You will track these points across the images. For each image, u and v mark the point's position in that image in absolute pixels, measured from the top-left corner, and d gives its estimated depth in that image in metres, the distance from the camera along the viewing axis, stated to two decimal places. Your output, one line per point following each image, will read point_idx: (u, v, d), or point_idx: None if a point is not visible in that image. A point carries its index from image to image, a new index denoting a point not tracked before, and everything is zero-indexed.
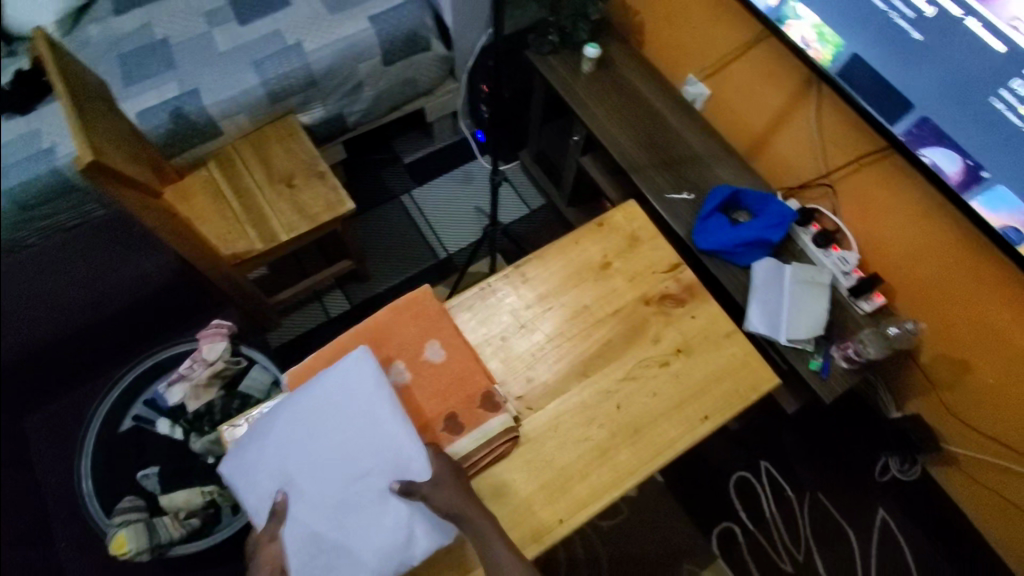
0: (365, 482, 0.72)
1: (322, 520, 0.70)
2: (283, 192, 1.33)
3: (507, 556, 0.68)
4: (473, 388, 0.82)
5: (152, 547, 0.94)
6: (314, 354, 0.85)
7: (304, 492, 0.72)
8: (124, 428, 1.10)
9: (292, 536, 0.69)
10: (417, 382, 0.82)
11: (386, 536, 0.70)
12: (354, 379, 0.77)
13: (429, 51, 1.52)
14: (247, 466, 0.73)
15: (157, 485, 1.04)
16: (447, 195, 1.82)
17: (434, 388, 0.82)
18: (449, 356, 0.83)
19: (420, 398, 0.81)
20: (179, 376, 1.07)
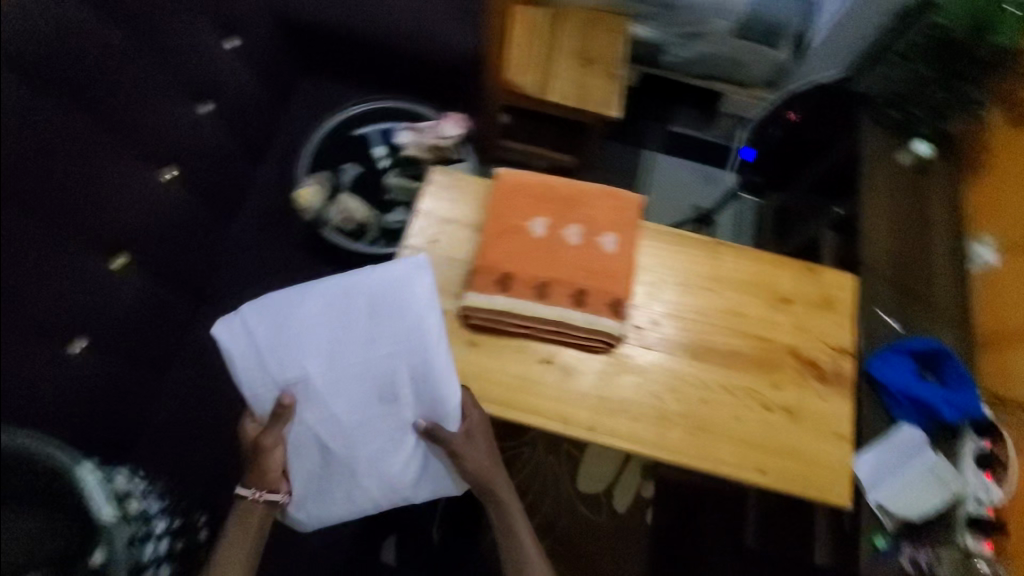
0: (387, 411, 0.80)
1: (337, 437, 0.80)
2: (579, 66, 1.42)
3: (527, 544, 0.85)
4: (612, 290, 0.87)
5: (316, 213, 1.19)
6: (528, 173, 0.94)
7: (319, 400, 0.78)
8: (358, 132, 1.30)
9: (308, 436, 0.79)
10: (578, 251, 0.90)
11: (397, 471, 0.83)
12: (410, 301, 0.77)
13: (774, 51, 1.55)
14: (266, 357, 0.76)
15: (348, 181, 1.26)
16: (679, 178, 1.85)
17: (587, 265, 0.89)
18: (616, 254, 0.90)
19: (572, 262, 0.88)
20: (413, 127, 1.27)
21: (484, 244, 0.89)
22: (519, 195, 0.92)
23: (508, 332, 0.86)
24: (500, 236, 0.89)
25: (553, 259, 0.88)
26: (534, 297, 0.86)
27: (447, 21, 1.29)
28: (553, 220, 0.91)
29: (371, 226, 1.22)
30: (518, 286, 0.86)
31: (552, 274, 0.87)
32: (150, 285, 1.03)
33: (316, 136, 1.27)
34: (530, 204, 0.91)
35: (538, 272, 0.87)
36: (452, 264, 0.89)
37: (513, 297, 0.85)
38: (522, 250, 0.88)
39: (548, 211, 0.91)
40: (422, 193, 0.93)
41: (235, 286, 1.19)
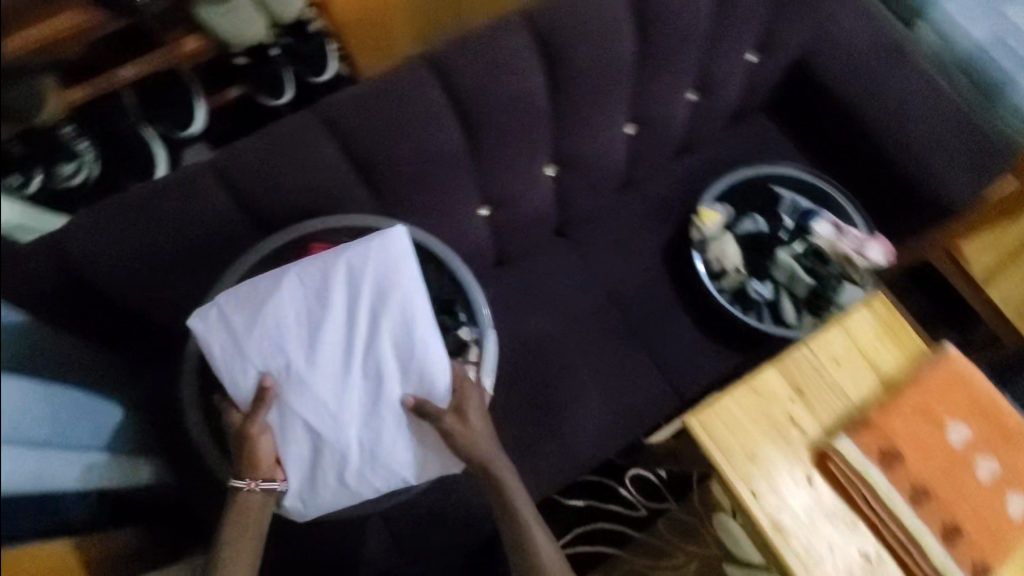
0: (380, 389, 0.80)
1: (319, 416, 0.78)
2: None
3: (550, 552, 0.82)
4: (993, 555, 0.75)
5: (701, 239, 1.16)
6: (977, 374, 0.82)
7: (306, 378, 0.77)
8: (781, 193, 1.24)
9: (295, 425, 0.77)
10: (976, 487, 0.78)
11: (395, 453, 0.81)
12: (392, 276, 0.81)
13: None
14: (237, 341, 0.76)
15: (743, 230, 1.19)
16: None
17: (982, 509, 0.77)
18: (1018, 524, 0.77)
19: (965, 492, 0.77)
20: (838, 226, 1.15)
21: (893, 406, 0.79)
22: (958, 390, 0.81)
23: (853, 502, 0.77)
24: (914, 412, 0.79)
25: (948, 475, 0.78)
26: (907, 495, 0.76)
27: (941, 158, 1.17)
28: (973, 439, 0.79)
29: (734, 281, 1.17)
30: (899, 473, 0.77)
31: (936, 487, 0.77)
32: (548, 205, 1.13)
33: (747, 172, 1.24)
34: (962, 407, 0.80)
35: (925, 475, 0.77)
36: (844, 399, 0.81)
37: (888, 480, 0.76)
38: (925, 441, 0.78)
39: (973, 426, 0.80)
40: (858, 313, 0.86)
41: (591, 240, 1.25)
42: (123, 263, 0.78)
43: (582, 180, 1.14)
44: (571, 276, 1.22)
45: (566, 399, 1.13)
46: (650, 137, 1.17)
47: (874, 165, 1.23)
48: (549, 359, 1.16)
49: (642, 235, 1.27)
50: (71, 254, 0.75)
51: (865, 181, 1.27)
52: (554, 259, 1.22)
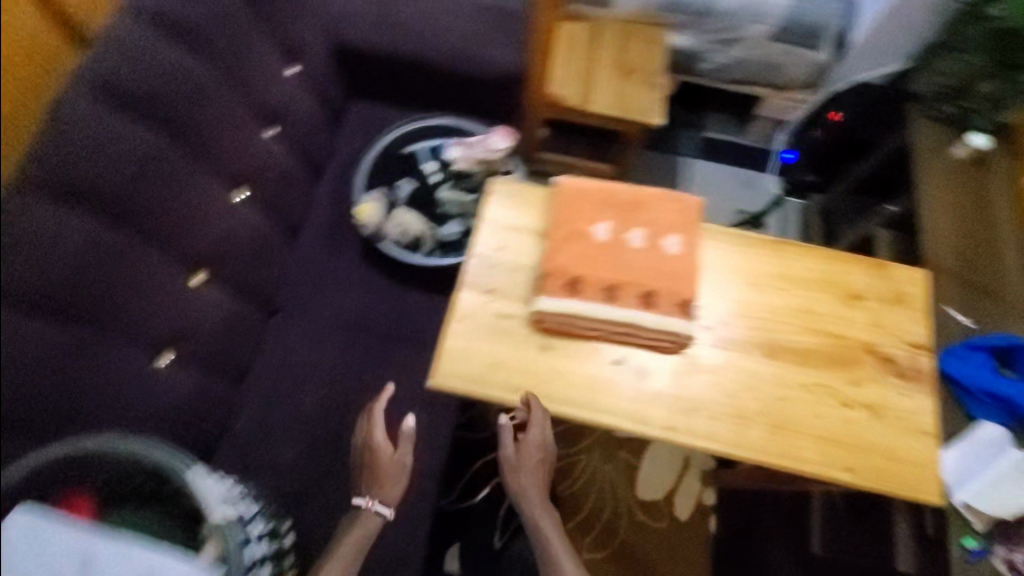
0: None
1: None
2: (617, 78, 1.48)
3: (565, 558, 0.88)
4: (684, 290, 0.88)
5: (375, 227, 1.23)
6: (590, 179, 0.96)
7: None
8: (408, 151, 1.35)
9: None
10: (640, 254, 0.90)
11: None
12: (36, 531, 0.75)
13: (811, 52, 1.52)
14: None
15: (404, 197, 1.29)
16: (717, 182, 1.87)
17: (655, 266, 0.89)
18: (683, 255, 0.90)
19: (636, 263, 0.90)
20: (463, 142, 1.30)
21: (551, 247, 0.90)
22: (585, 202, 0.93)
23: (576, 334, 0.87)
24: (566, 238, 0.91)
25: (620, 261, 0.90)
26: (605, 298, 0.87)
27: (486, 40, 1.33)
28: (616, 225, 0.92)
29: (424, 237, 1.26)
30: (588, 288, 0.88)
31: (616, 276, 0.89)
32: (229, 297, 1.13)
33: (372, 154, 1.33)
34: (596, 209, 0.93)
35: (603, 274, 0.89)
36: (522, 269, 0.91)
37: (584, 300, 0.87)
38: (587, 252, 0.90)
39: (611, 216, 0.93)
40: (491, 201, 0.96)
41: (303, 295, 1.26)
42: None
43: (240, 263, 1.14)
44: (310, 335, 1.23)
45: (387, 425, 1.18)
46: (269, 186, 1.19)
47: (453, 80, 1.39)
48: (349, 409, 1.20)
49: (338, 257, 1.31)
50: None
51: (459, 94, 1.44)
52: (291, 336, 1.25)
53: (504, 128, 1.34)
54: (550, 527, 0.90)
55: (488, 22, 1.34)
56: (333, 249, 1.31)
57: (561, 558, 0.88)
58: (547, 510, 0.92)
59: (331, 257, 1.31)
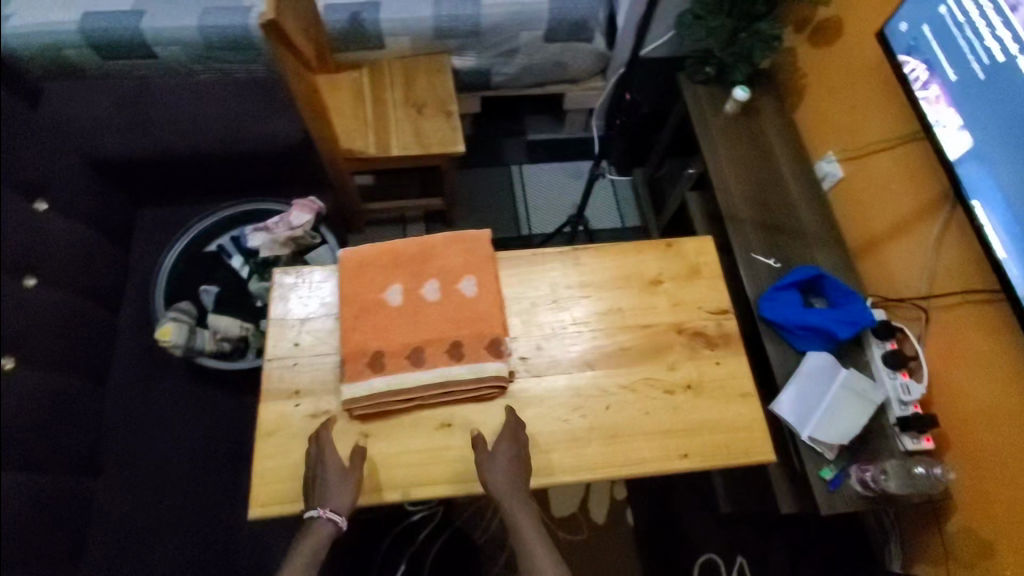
0: None
1: None
2: (411, 115, 1.45)
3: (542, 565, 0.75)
4: (487, 330, 0.86)
5: (186, 348, 1.08)
6: (371, 244, 0.92)
7: None
8: (208, 250, 1.24)
9: None
10: (439, 307, 0.87)
11: None
12: None
13: (589, 44, 1.58)
14: None
15: (211, 303, 1.18)
16: (553, 182, 1.88)
17: (455, 315, 0.87)
18: (479, 296, 0.88)
19: (436, 318, 0.87)
20: (264, 227, 1.20)
21: (345, 328, 0.85)
22: (371, 270, 0.89)
23: (396, 411, 0.82)
24: (360, 314, 0.86)
25: (420, 320, 0.86)
26: (412, 365, 0.83)
27: (251, 114, 1.36)
28: (408, 286, 0.89)
29: (249, 339, 1.16)
30: (392, 360, 0.83)
31: (419, 338, 0.85)
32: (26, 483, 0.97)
33: (166, 265, 1.20)
34: (382, 273, 0.89)
35: (406, 339, 0.85)
36: (324, 360, 0.85)
37: (390, 374, 0.82)
38: (384, 322, 0.86)
39: (401, 276, 0.89)
40: (276, 297, 0.89)
41: (127, 444, 1.10)
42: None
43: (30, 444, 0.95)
44: (145, 486, 1.07)
45: (258, 549, 1.06)
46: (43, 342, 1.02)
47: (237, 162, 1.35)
48: (216, 546, 1.05)
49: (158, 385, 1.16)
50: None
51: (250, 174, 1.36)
52: (122, 492, 1.06)
53: (309, 201, 1.23)
54: (527, 524, 0.77)
55: (252, 98, 1.38)
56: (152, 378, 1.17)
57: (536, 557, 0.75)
58: (524, 504, 0.77)
59: (150, 389, 1.16)
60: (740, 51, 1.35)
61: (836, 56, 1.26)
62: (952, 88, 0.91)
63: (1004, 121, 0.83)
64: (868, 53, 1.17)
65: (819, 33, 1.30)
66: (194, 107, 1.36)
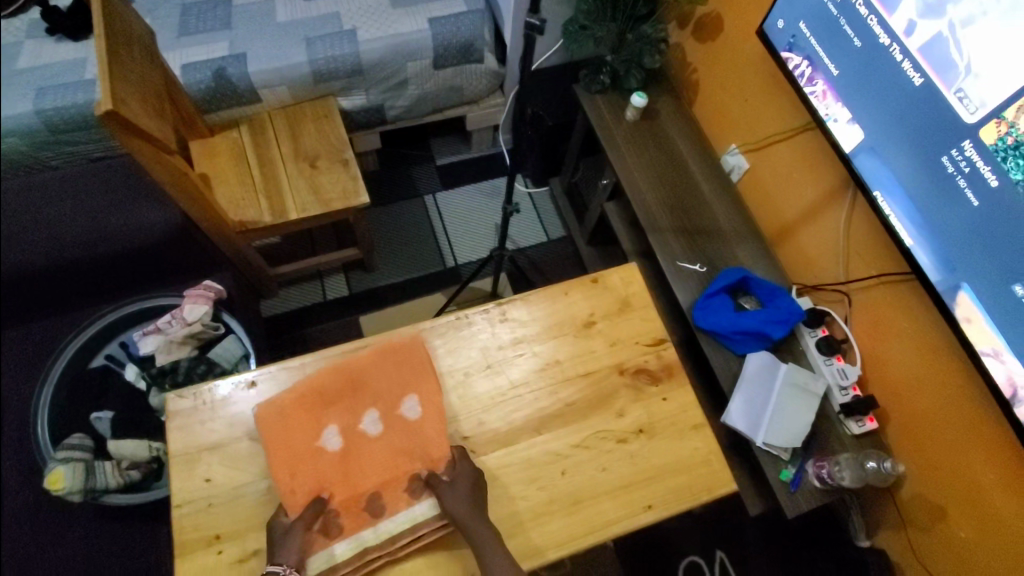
0: None
1: None
2: (304, 170, 1.34)
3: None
4: (438, 453, 0.79)
5: (85, 490, 0.96)
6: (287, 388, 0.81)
7: None
8: (94, 366, 1.12)
9: None
10: (385, 438, 0.80)
11: None
12: None
13: (481, 64, 1.51)
14: None
15: (108, 430, 1.05)
16: (470, 204, 1.82)
17: (402, 445, 0.80)
18: (424, 415, 0.81)
19: (384, 454, 0.79)
20: (155, 328, 1.07)
21: (285, 499, 0.74)
22: (297, 419, 0.79)
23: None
24: (295, 470, 0.76)
25: (368, 463, 0.79)
26: (371, 517, 0.76)
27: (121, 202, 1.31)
28: (345, 425, 0.80)
29: (163, 458, 1.05)
30: (350, 515, 0.76)
31: (372, 482, 0.78)
32: None
33: (44, 397, 1.05)
34: (309, 420, 0.79)
35: (358, 487, 0.77)
36: (246, 490, 0.77)
37: (352, 534, 0.75)
38: (329, 472, 0.77)
39: (332, 415, 0.81)
40: (174, 427, 0.79)
41: None
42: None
43: None
44: None
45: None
46: None
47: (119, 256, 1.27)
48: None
49: None
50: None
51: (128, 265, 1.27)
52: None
53: (207, 286, 1.12)
54: (487, 539, 0.71)
55: (121, 185, 1.33)
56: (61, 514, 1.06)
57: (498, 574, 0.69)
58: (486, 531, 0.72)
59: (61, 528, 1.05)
60: (630, 56, 1.33)
61: (722, 48, 1.26)
62: (837, 81, 0.91)
63: (890, 111, 0.83)
64: (750, 46, 1.18)
65: (702, 28, 1.30)
66: (61, 204, 1.30)
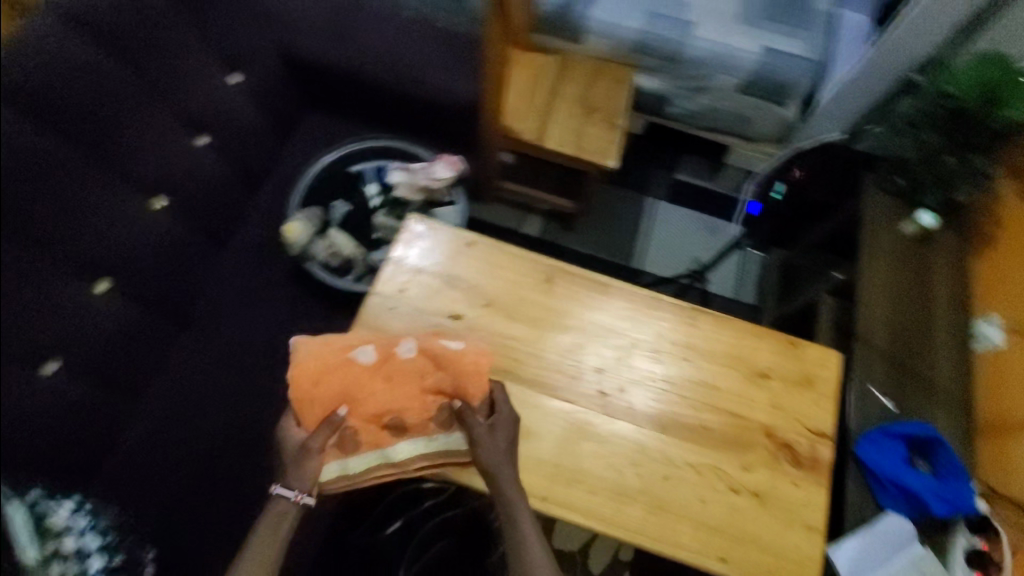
0: None
1: None
2: (580, 116, 1.44)
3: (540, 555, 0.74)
4: (473, 389, 0.80)
5: (300, 248, 1.19)
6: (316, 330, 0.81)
7: None
8: (351, 170, 1.31)
9: None
10: (419, 373, 0.82)
11: None
12: None
13: (781, 108, 1.51)
14: None
15: (337, 218, 1.27)
16: (683, 227, 1.82)
17: (438, 371, 0.81)
18: (464, 349, 0.81)
19: (413, 380, 0.81)
20: (406, 167, 1.27)
21: (305, 417, 0.78)
22: (332, 344, 0.80)
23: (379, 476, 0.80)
24: (321, 380, 0.78)
25: (397, 388, 0.81)
26: (391, 436, 0.80)
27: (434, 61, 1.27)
28: (384, 350, 0.82)
29: (358, 262, 1.24)
30: (369, 434, 0.80)
31: (398, 404, 0.80)
32: (133, 310, 1.06)
33: (310, 173, 1.27)
34: (343, 342, 0.81)
35: (382, 408, 0.80)
36: (421, 312, 0.89)
37: (373, 447, 0.80)
38: (354, 387, 0.79)
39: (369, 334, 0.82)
40: (401, 238, 0.93)
41: (218, 312, 1.21)
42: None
43: (151, 275, 1.07)
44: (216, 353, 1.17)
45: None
46: (189, 192, 1.13)
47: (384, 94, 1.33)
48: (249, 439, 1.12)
49: (258, 272, 1.25)
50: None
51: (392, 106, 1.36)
52: (192, 352, 1.17)
53: (455, 158, 1.29)
54: (517, 505, 0.75)
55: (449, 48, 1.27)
56: (259, 265, 1.26)
57: (530, 546, 0.75)
58: (519, 496, 0.76)
59: (254, 270, 1.25)
60: None
61: None
62: None
63: None
64: None
65: None
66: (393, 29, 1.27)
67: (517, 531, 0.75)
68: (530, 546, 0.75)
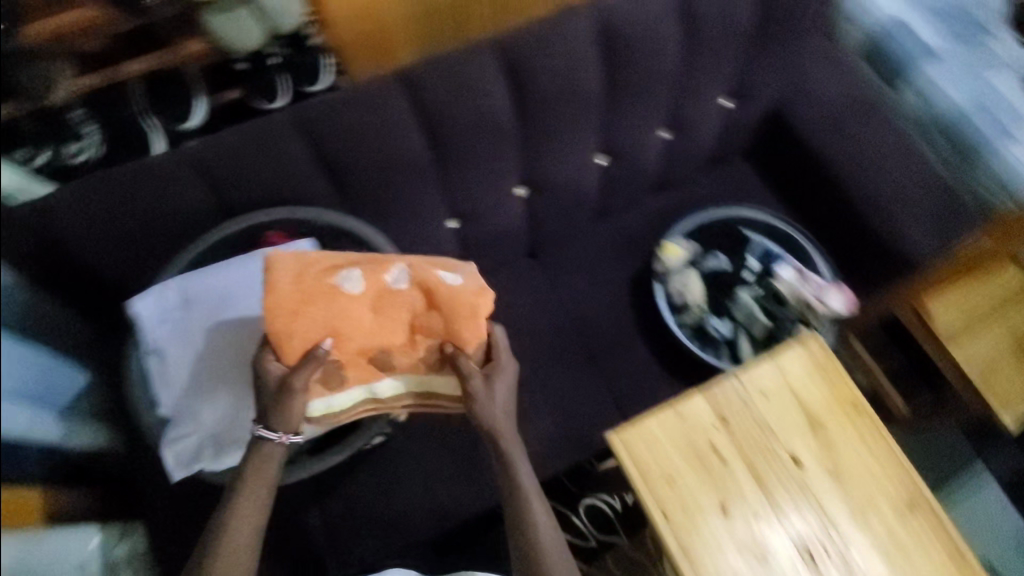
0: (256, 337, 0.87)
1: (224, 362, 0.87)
2: (1006, 351, 1.20)
3: (552, 535, 0.83)
4: (472, 335, 0.79)
5: (665, 268, 1.19)
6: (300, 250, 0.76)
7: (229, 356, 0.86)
8: (746, 235, 1.26)
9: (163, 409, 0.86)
10: (409, 301, 0.79)
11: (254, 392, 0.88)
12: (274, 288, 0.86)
13: None
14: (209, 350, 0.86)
15: (707, 265, 1.22)
16: (1001, 525, 1.44)
17: (432, 308, 0.79)
18: (462, 285, 0.79)
19: (405, 313, 0.79)
20: (802, 272, 1.19)
21: (286, 353, 0.76)
22: (307, 274, 0.75)
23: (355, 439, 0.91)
24: (299, 311, 0.74)
25: (383, 323, 0.79)
26: (377, 370, 0.82)
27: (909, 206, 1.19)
28: (371, 275, 0.78)
29: (696, 315, 1.19)
30: (358, 367, 0.81)
31: (383, 343, 0.80)
32: (520, 222, 1.19)
33: (713, 213, 1.26)
34: (327, 264, 0.77)
35: (366, 344, 0.79)
36: (767, 428, 0.83)
37: (361, 383, 0.83)
38: (342, 319, 0.76)
39: (364, 263, 0.79)
40: (792, 351, 0.87)
41: (558, 263, 1.31)
42: (111, 244, 0.86)
43: (550, 208, 1.20)
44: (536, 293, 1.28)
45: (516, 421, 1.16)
46: (622, 167, 1.21)
47: (834, 195, 1.26)
48: None
49: (606, 256, 1.31)
50: (72, 242, 0.83)
51: (828, 207, 1.30)
52: (521, 281, 1.28)
53: (848, 296, 1.17)
54: (520, 465, 0.86)
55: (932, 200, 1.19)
56: (613, 256, 1.32)
57: (539, 525, 0.83)
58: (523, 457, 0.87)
59: (606, 256, 1.31)
60: None
61: None
62: None
63: None
64: None
65: None
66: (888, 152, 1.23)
67: (522, 502, 0.84)
68: (535, 522, 0.83)
